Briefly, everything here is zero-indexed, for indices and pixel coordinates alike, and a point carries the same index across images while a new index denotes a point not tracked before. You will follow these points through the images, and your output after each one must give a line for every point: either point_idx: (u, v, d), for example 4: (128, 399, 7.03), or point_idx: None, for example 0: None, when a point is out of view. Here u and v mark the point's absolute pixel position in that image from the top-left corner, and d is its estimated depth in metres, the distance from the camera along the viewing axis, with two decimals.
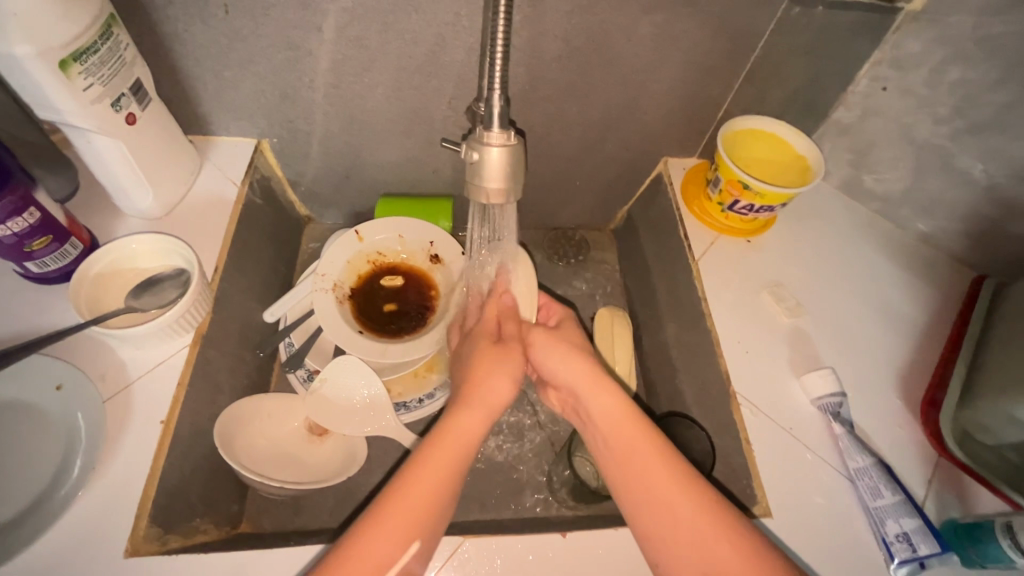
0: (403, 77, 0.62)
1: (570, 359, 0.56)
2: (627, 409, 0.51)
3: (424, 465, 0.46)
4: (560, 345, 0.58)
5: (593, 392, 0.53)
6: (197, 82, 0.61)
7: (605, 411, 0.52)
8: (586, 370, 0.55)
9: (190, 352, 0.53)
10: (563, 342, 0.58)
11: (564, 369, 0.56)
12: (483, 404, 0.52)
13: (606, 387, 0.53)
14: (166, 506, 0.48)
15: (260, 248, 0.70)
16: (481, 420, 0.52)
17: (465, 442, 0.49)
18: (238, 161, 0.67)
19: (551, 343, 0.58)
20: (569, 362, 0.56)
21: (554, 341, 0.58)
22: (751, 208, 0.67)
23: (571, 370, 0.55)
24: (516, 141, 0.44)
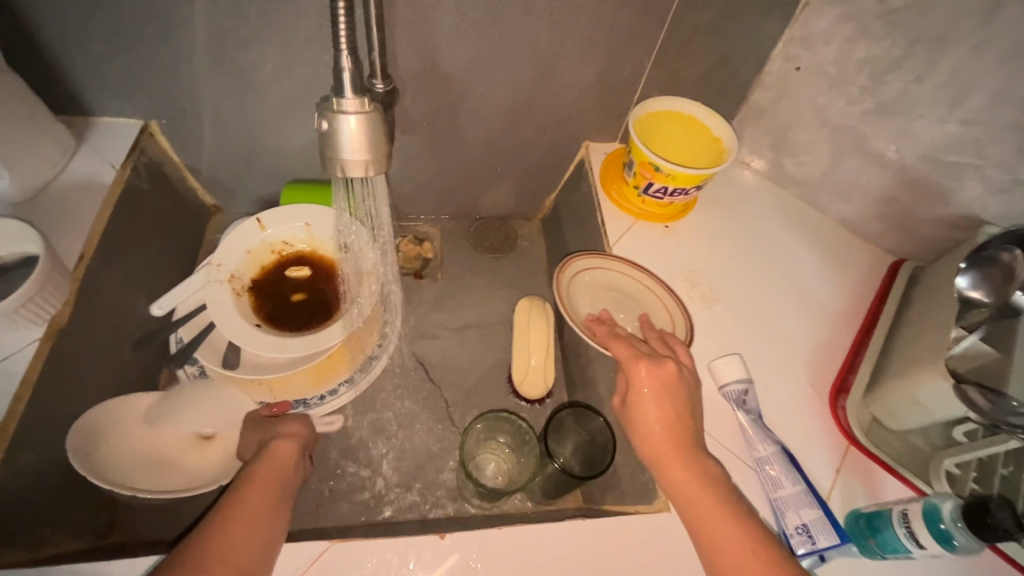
0: (292, 52, 0.59)
1: (661, 408, 0.49)
2: (701, 468, 0.46)
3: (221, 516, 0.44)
4: (661, 395, 0.49)
5: (675, 455, 0.47)
6: (64, 56, 0.56)
7: (681, 478, 0.46)
8: (669, 427, 0.48)
9: (41, 346, 0.48)
10: (659, 400, 0.49)
11: (653, 421, 0.48)
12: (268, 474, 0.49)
13: (682, 447, 0.47)
14: (3, 515, 0.44)
15: (148, 236, 0.65)
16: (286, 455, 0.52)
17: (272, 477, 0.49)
18: (119, 143, 0.62)
19: (642, 400, 0.49)
20: (658, 418, 0.48)
21: (643, 390, 0.50)
22: (665, 191, 0.64)
23: (660, 429, 0.48)
24: (372, 107, 0.40)
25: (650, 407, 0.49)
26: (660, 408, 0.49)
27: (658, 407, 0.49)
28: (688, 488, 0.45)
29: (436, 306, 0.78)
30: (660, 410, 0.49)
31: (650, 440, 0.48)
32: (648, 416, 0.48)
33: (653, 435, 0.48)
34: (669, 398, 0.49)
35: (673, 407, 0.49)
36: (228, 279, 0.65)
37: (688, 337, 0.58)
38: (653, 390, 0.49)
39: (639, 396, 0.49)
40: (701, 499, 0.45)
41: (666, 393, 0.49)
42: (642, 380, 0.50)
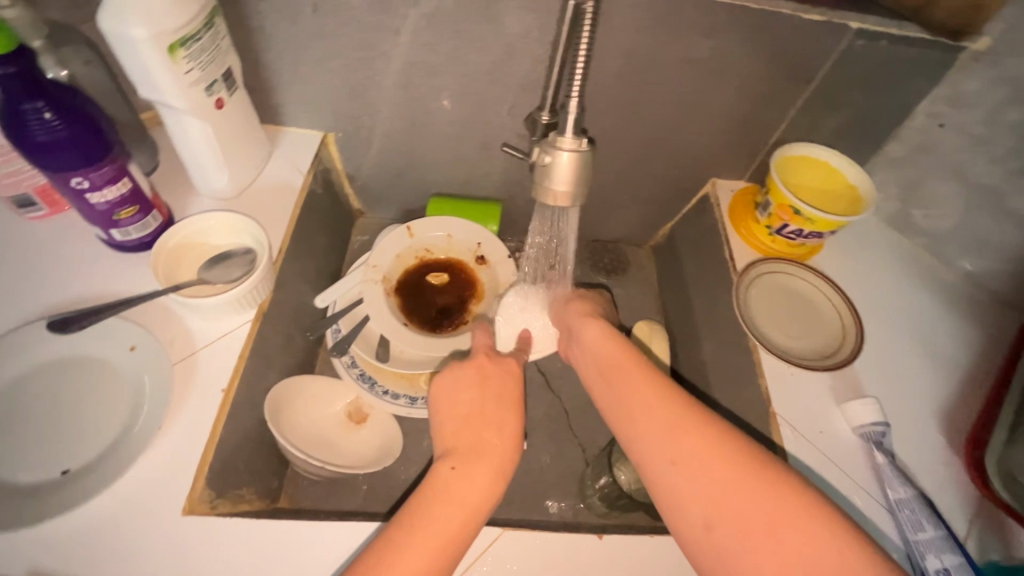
0: (467, 83, 0.65)
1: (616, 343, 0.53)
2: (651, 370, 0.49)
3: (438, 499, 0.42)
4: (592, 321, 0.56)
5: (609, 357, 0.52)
6: (277, 75, 0.65)
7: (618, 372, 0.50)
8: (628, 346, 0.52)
9: (252, 328, 0.56)
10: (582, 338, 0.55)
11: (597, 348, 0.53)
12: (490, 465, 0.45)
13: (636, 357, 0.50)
14: (220, 470, 0.51)
15: (317, 234, 0.72)
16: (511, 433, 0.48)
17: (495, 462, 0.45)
18: (305, 152, 0.70)
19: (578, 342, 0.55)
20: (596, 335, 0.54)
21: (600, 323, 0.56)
22: (800, 233, 0.67)
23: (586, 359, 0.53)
24: (587, 147, 0.45)
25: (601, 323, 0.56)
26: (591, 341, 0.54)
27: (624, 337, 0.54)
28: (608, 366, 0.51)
29: None
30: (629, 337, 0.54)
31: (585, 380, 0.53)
32: (589, 339, 0.55)
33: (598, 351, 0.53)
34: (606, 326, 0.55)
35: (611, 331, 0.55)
36: (381, 280, 0.71)
37: (859, 348, 0.62)
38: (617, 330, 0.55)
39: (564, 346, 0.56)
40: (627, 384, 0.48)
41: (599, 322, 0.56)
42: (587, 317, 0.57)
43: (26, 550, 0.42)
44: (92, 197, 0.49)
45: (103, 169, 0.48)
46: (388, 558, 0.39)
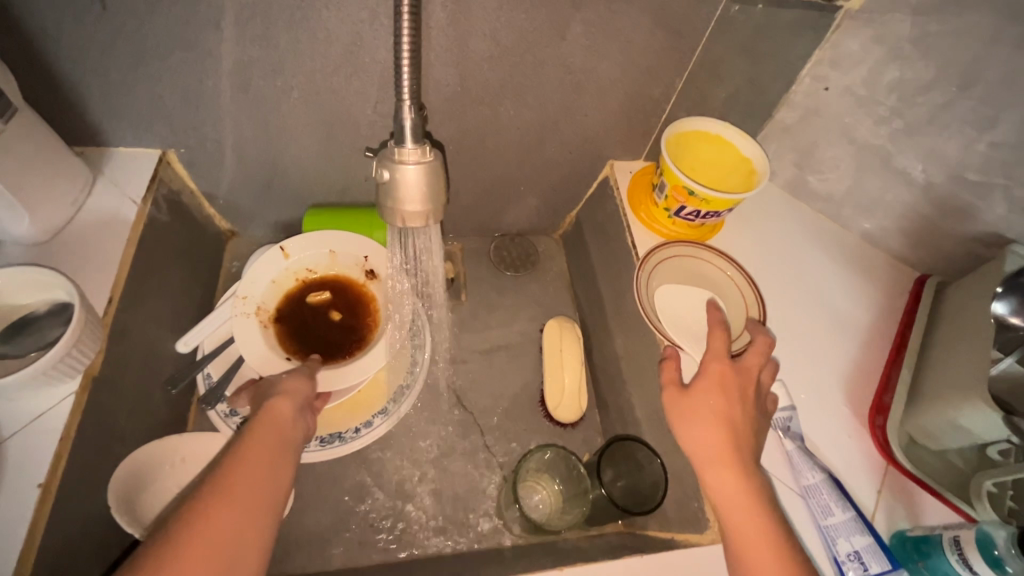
0: (318, 80, 0.57)
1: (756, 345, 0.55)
2: (749, 478, 0.46)
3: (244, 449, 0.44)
4: (724, 383, 0.51)
5: (710, 459, 0.47)
6: (81, 90, 0.54)
7: (726, 486, 0.46)
8: (724, 429, 0.48)
9: (78, 399, 0.47)
10: (712, 394, 0.50)
11: (705, 438, 0.48)
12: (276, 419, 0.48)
13: (733, 458, 0.47)
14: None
15: (169, 269, 0.63)
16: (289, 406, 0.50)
17: (278, 427, 0.47)
18: (137, 175, 0.60)
19: (692, 414, 0.49)
20: (702, 424, 0.49)
21: (699, 409, 0.49)
22: (697, 213, 0.64)
23: (711, 444, 0.47)
24: (433, 156, 0.39)
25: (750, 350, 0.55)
26: (715, 402, 0.49)
27: (716, 401, 0.50)
28: (721, 480, 0.46)
29: (462, 328, 0.77)
30: (720, 405, 0.49)
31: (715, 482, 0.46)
32: (697, 424, 0.49)
33: (704, 449, 0.48)
34: (727, 393, 0.50)
35: (726, 411, 0.49)
36: (254, 312, 0.62)
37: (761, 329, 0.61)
38: (718, 389, 0.50)
39: (691, 417, 0.49)
40: (734, 502, 0.45)
41: (728, 383, 0.51)
42: (715, 380, 0.51)
43: None
44: None
45: None
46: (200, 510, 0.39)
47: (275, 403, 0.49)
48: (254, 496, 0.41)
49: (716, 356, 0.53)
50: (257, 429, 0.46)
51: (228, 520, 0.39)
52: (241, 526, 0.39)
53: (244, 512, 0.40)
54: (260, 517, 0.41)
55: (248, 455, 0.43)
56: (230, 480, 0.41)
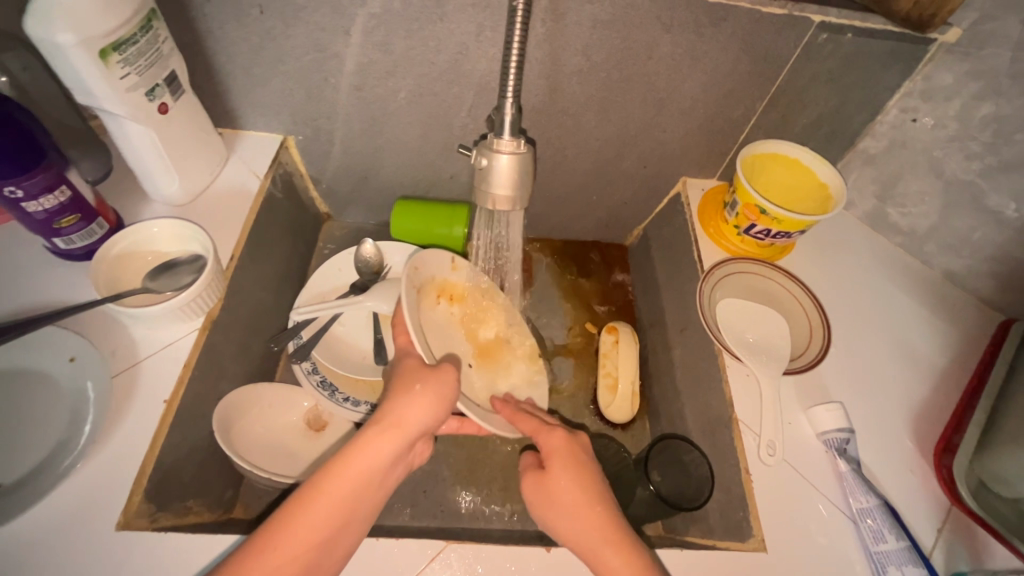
0: (423, 84, 0.64)
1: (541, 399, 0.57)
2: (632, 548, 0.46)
3: (318, 494, 0.44)
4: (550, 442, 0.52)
5: (591, 546, 0.46)
6: (230, 80, 0.64)
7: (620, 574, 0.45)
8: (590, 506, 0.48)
9: (199, 336, 0.55)
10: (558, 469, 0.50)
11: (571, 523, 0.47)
12: (364, 468, 0.46)
13: (614, 532, 0.46)
14: (162, 482, 0.50)
15: (276, 239, 0.71)
16: (390, 446, 0.48)
17: (366, 474, 0.46)
18: (261, 156, 0.69)
19: (550, 498, 0.49)
20: (569, 514, 0.48)
21: (559, 498, 0.48)
22: (767, 233, 0.65)
23: (580, 525, 0.47)
24: (526, 149, 0.44)
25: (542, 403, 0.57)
26: (567, 478, 0.49)
27: (575, 479, 0.49)
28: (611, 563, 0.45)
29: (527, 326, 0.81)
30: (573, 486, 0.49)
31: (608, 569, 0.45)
32: (562, 507, 0.48)
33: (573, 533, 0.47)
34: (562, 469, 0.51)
35: (585, 481, 0.49)
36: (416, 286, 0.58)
37: (824, 351, 0.61)
38: (568, 466, 0.50)
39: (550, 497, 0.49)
40: None
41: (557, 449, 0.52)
42: (560, 453, 0.51)
43: None
44: (28, 205, 0.49)
45: (37, 178, 0.48)
46: (259, 556, 0.41)
47: (371, 442, 0.47)
48: (307, 551, 0.42)
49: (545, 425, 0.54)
50: (335, 475, 0.46)
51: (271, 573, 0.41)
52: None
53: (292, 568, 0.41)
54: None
55: (320, 505, 0.44)
56: (291, 528, 0.43)
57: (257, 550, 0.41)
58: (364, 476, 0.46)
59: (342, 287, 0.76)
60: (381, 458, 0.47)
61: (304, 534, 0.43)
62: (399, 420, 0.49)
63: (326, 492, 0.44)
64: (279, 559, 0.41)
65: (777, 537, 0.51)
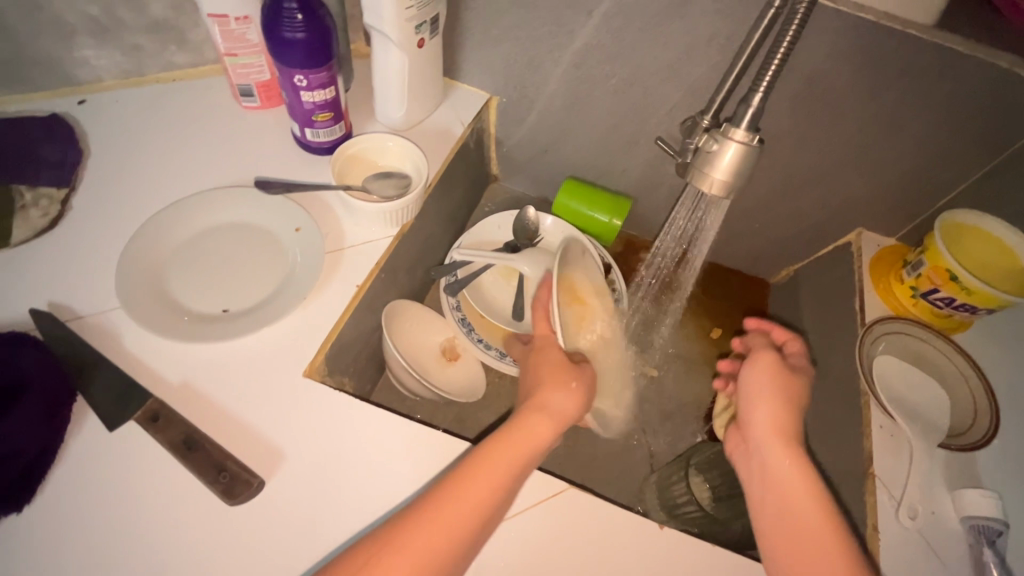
0: (637, 75, 0.67)
1: (773, 412, 0.52)
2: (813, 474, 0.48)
3: (476, 466, 0.45)
4: (775, 458, 0.50)
5: (773, 444, 0.51)
6: (468, 35, 0.71)
7: (791, 476, 0.48)
8: (811, 522, 0.45)
9: (391, 242, 0.61)
10: (766, 373, 0.54)
11: (756, 418, 0.52)
12: (514, 444, 0.47)
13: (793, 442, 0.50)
14: (336, 353, 0.56)
15: (457, 184, 0.78)
16: (542, 427, 0.50)
17: (521, 447, 0.47)
18: (469, 107, 0.76)
19: (760, 383, 0.54)
20: (768, 424, 0.52)
21: (756, 404, 0.53)
22: (950, 302, 0.62)
23: (767, 423, 0.52)
24: (756, 144, 0.46)
25: (766, 417, 0.52)
26: (763, 382, 0.54)
27: (774, 401, 0.52)
28: (785, 471, 0.49)
29: None
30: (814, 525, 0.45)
31: (780, 473, 0.49)
32: (757, 412, 0.53)
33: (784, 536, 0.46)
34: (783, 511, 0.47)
35: (792, 395, 0.53)
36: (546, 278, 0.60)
37: (987, 440, 0.57)
38: (766, 371, 0.55)
39: (756, 398, 0.53)
40: (794, 485, 0.48)
41: (802, 492, 0.47)
42: (758, 367, 0.55)
43: (180, 362, 0.50)
44: (305, 95, 0.58)
45: (320, 74, 0.57)
46: (422, 520, 0.42)
47: (528, 421, 0.49)
48: (467, 516, 0.43)
49: (761, 351, 0.57)
50: (492, 448, 0.46)
51: (427, 537, 0.41)
52: (439, 541, 0.41)
53: (451, 534, 0.41)
54: (466, 546, 0.42)
55: (480, 477, 0.44)
56: (450, 497, 0.43)
57: (413, 520, 0.42)
58: (519, 451, 0.47)
59: (496, 242, 0.82)
60: (534, 436, 0.49)
61: (463, 501, 0.43)
62: (544, 405, 0.51)
63: (491, 463, 0.45)
64: (444, 525, 0.42)
65: None
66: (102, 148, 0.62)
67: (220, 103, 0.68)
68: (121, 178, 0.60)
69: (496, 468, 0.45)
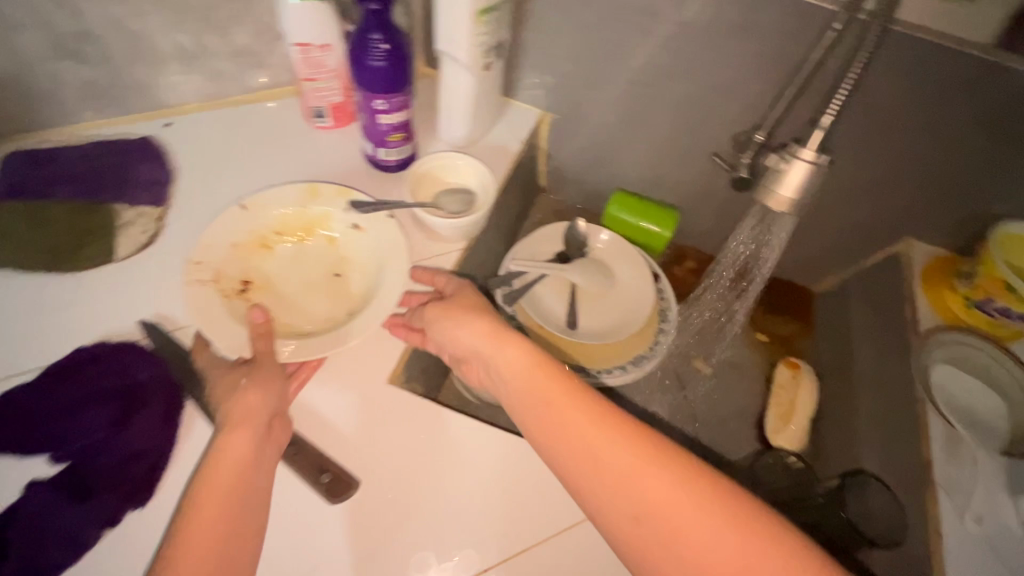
0: (693, 93, 0.70)
1: (464, 328, 0.53)
2: (588, 405, 0.47)
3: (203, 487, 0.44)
4: (540, 404, 0.48)
5: (560, 408, 0.48)
6: (527, 55, 0.74)
7: (606, 445, 0.45)
8: (651, 469, 0.43)
9: (459, 255, 0.65)
10: (445, 305, 0.55)
11: (465, 339, 0.53)
12: (233, 437, 0.46)
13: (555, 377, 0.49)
14: (412, 361, 0.60)
15: (511, 198, 0.82)
16: (253, 409, 0.47)
17: (241, 438, 0.46)
18: (523, 125, 0.79)
19: (441, 318, 0.54)
20: (516, 378, 0.50)
21: (496, 356, 0.51)
22: (1006, 311, 0.63)
23: (510, 364, 0.50)
24: (825, 163, 0.48)
25: (478, 343, 0.53)
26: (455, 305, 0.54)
27: (474, 326, 0.53)
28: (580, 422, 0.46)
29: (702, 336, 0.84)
30: (636, 480, 0.43)
31: (569, 416, 0.47)
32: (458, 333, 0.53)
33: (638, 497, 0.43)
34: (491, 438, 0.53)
35: (486, 317, 0.53)
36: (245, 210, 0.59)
37: None
38: (464, 307, 0.54)
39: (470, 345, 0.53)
40: (542, 398, 0.48)
41: (612, 443, 0.45)
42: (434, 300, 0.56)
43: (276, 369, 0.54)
44: (382, 117, 0.62)
45: (398, 98, 0.60)
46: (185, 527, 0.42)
47: (235, 407, 0.47)
48: (221, 528, 0.42)
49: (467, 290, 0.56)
50: (215, 456, 0.45)
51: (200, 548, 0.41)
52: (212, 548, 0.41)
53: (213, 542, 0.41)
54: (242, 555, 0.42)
55: (210, 488, 0.43)
56: (197, 505, 0.43)
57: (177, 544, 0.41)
58: (238, 442, 0.46)
59: (548, 254, 0.84)
60: (249, 427, 0.46)
61: (211, 507, 0.43)
62: (234, 418, 0.47)
63: (217, 470, 0.44)
64: (199, 530, 0.42)
65: None
66: (189, 168, 0.67)
67: (294, 124, 0.72)
68: (208, 196, 0.64)
69: (228, 456, 0.45)
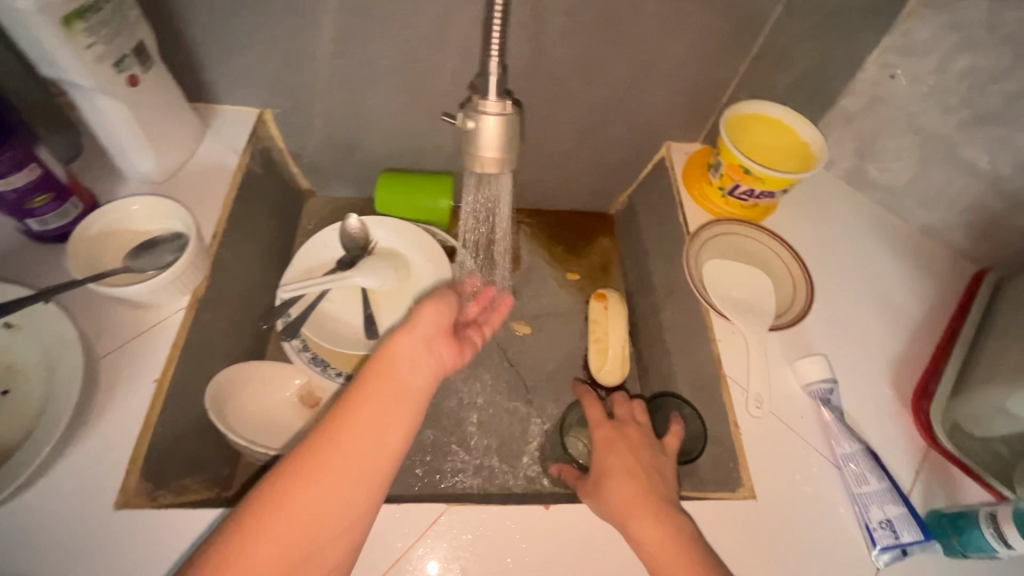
0: (405, 51, 0.62)
1: (402, 350, 0.46)
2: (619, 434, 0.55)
3: (281, 495, 0.39)
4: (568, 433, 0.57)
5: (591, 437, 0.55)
6: (203, 50, 0.61)
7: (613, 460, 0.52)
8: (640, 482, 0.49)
9: (186, 314, 0.54)
10: (416, 341, 0.47)
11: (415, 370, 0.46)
12: (346, 431, 0.41)
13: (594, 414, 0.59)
14: (158, 462, 0.49)
15: (260, 217, 0.71)
16: (380, 401, 0.43)
17: (358, 439, 0.41)
18: (239, 131, 0.67)
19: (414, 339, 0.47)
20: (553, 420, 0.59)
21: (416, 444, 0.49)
22: (750, 193, 0.65)
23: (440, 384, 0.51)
24: (512, 110, 0.44)
25: (416, 363, 0.46)
26: (415, 347, 0.46)
27: (422, 329, 0.48)
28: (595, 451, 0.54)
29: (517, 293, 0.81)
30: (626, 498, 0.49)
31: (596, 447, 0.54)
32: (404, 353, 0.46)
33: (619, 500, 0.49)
34: (347, 472, 0.40)
35: (433, 348, 0.48)
36: None
37: (806, 308, 0.63)
38: (422, 327, 0.48)
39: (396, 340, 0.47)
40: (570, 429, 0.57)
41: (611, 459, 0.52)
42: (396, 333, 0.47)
43: None
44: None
45: (8, 152, 0.46)
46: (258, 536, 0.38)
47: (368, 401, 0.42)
48: (289, 529, 0.38)
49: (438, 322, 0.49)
50: (290, 460, 0.40)
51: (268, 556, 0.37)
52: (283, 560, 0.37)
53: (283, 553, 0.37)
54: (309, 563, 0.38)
55: (298, 480, 0.39)
56: (280, 517, 0.38)
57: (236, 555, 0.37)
58: (359, 444, 0.41)
59: (329, 262, 0.74)
60: (372, 419, 0.42)
61: (286, 518, 0.38)
62: (354, 415, 0.42)
63: (306, 473, 0.40)
64: (267, 546, 0.37)
65: (767, 484, 0.53)
66: None
67: None
68: None
69: (337, 458, 0.40)
